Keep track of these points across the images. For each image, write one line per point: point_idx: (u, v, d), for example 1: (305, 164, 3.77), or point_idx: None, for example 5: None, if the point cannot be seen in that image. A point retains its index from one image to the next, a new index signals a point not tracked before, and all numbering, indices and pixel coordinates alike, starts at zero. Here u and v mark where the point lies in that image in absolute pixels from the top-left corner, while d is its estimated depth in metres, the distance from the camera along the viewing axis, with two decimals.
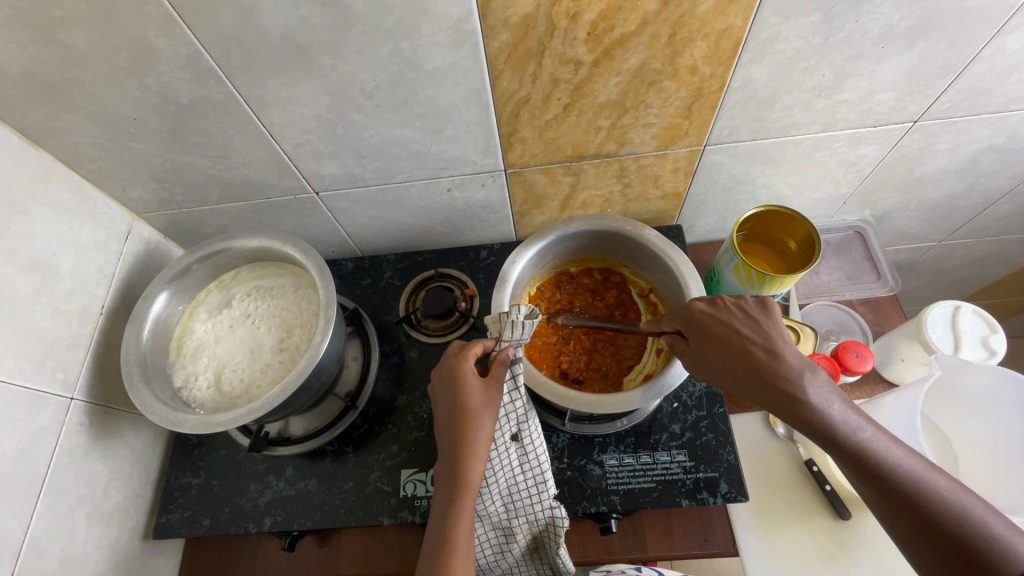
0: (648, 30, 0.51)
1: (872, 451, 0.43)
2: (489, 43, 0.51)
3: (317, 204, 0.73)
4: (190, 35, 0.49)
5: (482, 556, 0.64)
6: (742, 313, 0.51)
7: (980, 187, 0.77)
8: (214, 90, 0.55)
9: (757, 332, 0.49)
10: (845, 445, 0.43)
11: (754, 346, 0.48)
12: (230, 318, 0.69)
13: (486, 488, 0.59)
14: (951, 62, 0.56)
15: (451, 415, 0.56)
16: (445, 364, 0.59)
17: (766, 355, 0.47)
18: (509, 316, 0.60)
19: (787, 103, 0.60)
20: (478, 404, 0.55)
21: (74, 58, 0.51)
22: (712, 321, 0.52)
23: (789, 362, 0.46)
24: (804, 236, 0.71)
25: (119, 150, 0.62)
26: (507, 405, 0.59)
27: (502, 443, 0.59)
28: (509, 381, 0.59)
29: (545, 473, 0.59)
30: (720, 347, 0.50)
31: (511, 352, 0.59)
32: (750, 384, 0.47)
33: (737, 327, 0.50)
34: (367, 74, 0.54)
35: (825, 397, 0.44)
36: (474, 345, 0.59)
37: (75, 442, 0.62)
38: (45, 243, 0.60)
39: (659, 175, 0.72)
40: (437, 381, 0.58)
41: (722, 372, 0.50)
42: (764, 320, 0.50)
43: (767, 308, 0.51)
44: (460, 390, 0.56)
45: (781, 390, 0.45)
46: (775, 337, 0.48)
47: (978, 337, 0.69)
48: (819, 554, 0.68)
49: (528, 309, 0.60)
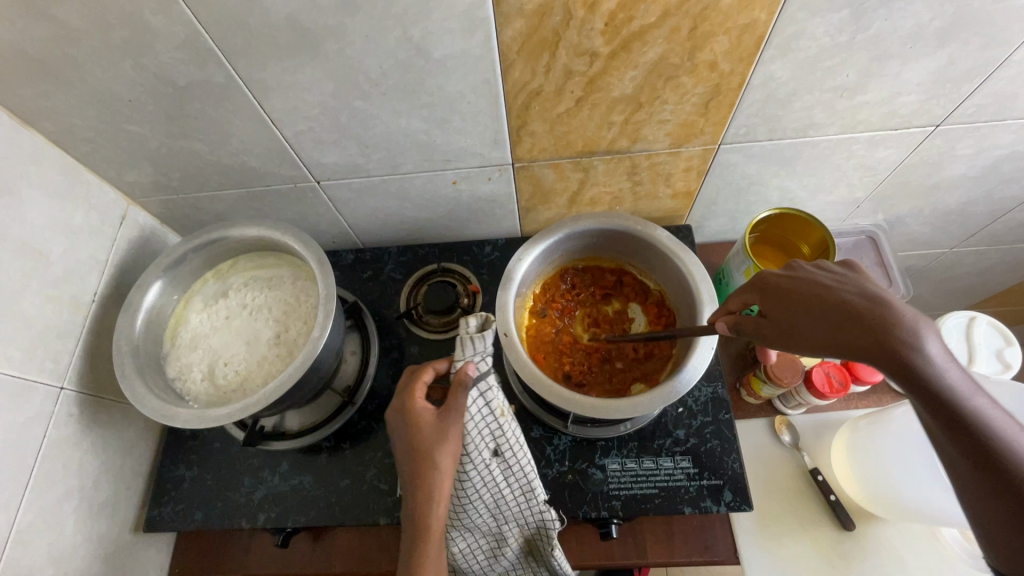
0: (668, 22, 0.49)
1: (981, 413, 0.39)
2: (502, 31, 0.49)
3: (317, 193, 0.71)
4: (188, 14, 0.47)
5: (473, 563, 0.63)
6: (824, 270, 0.50)
7: (997, 195, 0.75)
8: (213, 72, 0.53)
9: (847, 284, 0.48)
10: (952, 401, 0.39)
11: (849, 294, 0.46)
12: (226, 309, 0.68)
13: (472, 502, 0.58)
14: (980, 65, 0.54)
15: (407, 449, 0.53)
16: (402, 391, 0.56)
17: (861, 300, 0.45)
18: (461, 333, 0.57)
19: (808, 103, 0.58)
20: (431, 439, 0.52)
21: (67, 34, 0.48)
22: (794, 280, 0.50)
23: (894, 309, 0.44)
24: (818, 241, 0.69)
25: (114, 132, 0.60)
26: (476, 424, 0.55)
27: (482, 460, 0.56)
28: (476, 399, 0.55)
29: (534, 481, 0.58)
30: (809, 301, 0.48)
31: (472, 371, 0.54)
32: (844, 326, 0.45)
33: (824, 281, 0.49)
34: (373, 61, 0.52)
35: (935, 348, 0.41)
36: (423, 372, 0.56)
37: (65, 433, 0.60)
38: (35, 227, 0.58)
39: (670, 173, 0.69)
40: (394, 407, 0.56)
41: (811, 322, 0.47)
42: (855, 276, 0.49)
43: (853, 267, 0.50)
44: (411, 426, 0.53)
45: (883, 335, 0.42)
46: (871, 289, 0.47)
47: (993, 349, 0.67)
48: (822, 565, 0.68)
49: (477, 321, 0.58)
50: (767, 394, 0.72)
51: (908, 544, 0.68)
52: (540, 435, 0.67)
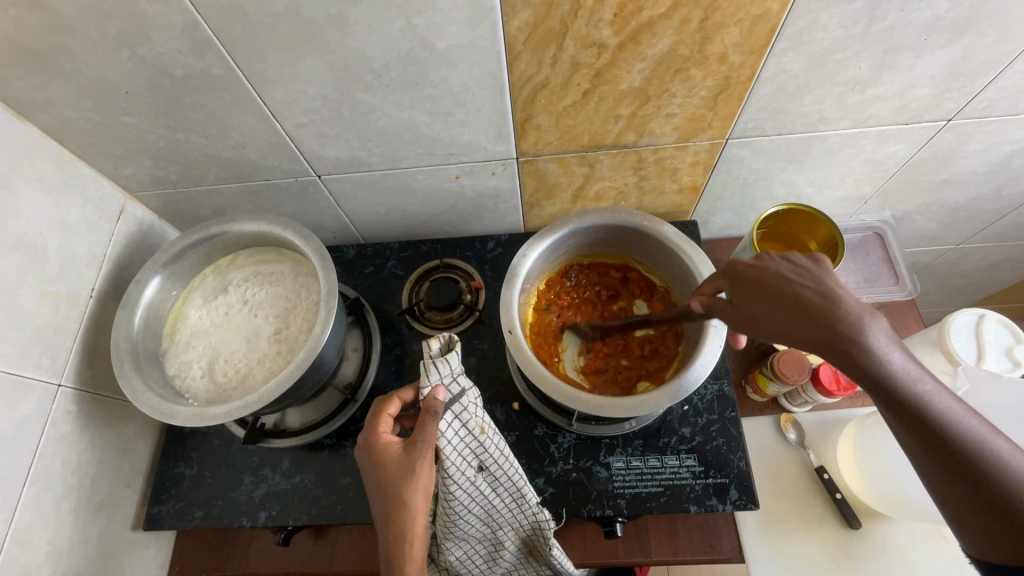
0: (678, 13, 0.48)
1: (929, 404, 0.39)
2: (509, 21, 0.48)
3: (318, 187, 0.69)
4: (186, 2, 0.46)
5: (471, 569, 0.63)
6: (790, 262, 0.49)
7: (1006, 191, 0.75)
8: (212, 63, 0.51)
9: (808, 278, 0.47)
10: (901, 394, 0.39)
11: (806, 291, 0.45)
12: (226, 305, 0.67)
13: (463, 515, 0.57)
14: (994, 58, 0.53)
15: (378, 485, 0.51)
16: (369, 425, 0.53)
17: (818, 297, 0.44)
18: (422, 357, 0.53)
19: (818, 97, 0.57)
20: (400, 473, 0.50)
21: (61, 23, 0.47)
22: (757, 270, 0.49)
23: (847, 306, 0.43)
24: (826, 237, 0.69)
25: (111, 125, 0.59)
26: (453, 447, 0.53)
27: (468, 478, 0.55)
28: (450, 421, 0.53)
29: (524, 488, 0.57)
30: (769, 296, 0.47)
31: (441, 396, 0.52)
32: (802, 326, 0.44)
33: (783, 275, 0.48)
34: (376, 52, 0.50)
35: (885, 343, 0.41)
36: (388, 404, 0.54)
37: (63, 431, 0.59)
38: (31, 222, 0.57)
39: (677, 168, 0.68)
40: (363, 441, 0.53)
41: (772, 319, 0.46)
42: (817, 270, 0.47)
43: (818, 259, 0.48)
44: (379, 462, 0.51)
45: (833, 333, 0.42)
46: (830, 283, 0.45)
47: (1003, 347, 0.66)
48: (827, 564, 0.67)
49: (439, 341, 0.54)
50: (773, 391, 0.71)
51: (915, 544, 0.67)
52: (544, 433, 0.67)
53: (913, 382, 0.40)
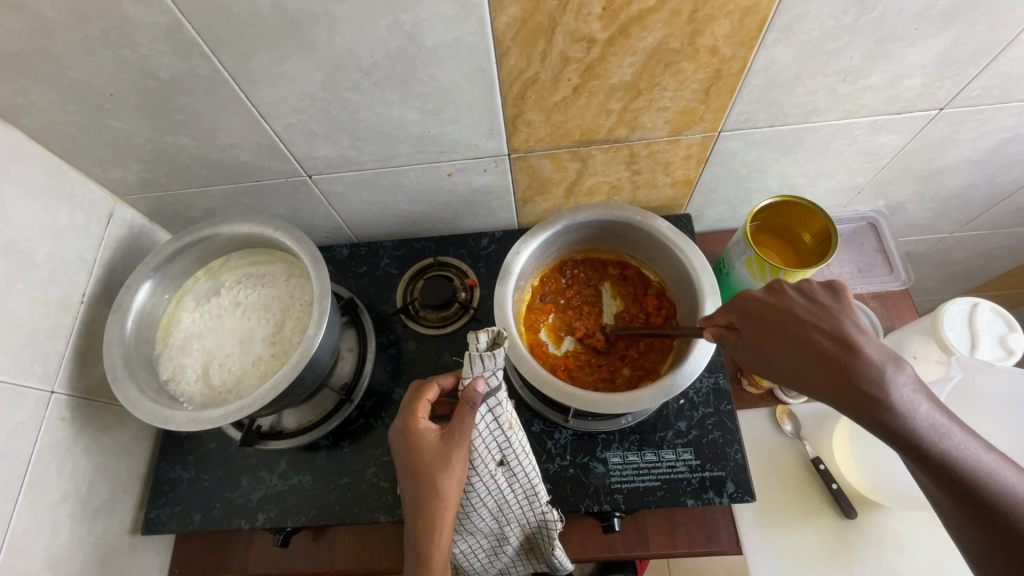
0: (668, 6, 0.47)
1: (955, 454, 0.39)
2: (497, 17, 0.47)
3: (309, 187, 0.69)
4: (169, 3, 0.45)
5: (474, 562, 0.63)
6: (808, 297, 0.49)
7: (999, 178, 0.74)
8: (198, 64, 0.51)
9: (824, 317, 0.47)
10: (921, 445, 0.40)
11: (821, 335, 0.46)
12: (219, 307, 0.66)
13: (475, 508, 0.57)
14: (985, 47, 0.53)
15: (410, 471, 0.51)
16: (406, 411, 0.54)
17: (834, 343, 0.45)
18: (469, 349, 0.52)
19: (810, 88, 0.57)
20: (435, 461, 0.51)
21: (42, 26, 0.46)
22: (771, 305, 0.50)
23: (865, 353, 0.43)
24: (821, 229, 0.68)
25: (97, 128, 0.58)
26: (482, 438, 0.54)
27: (488, 470, 0.55)
28: (485, 413, 0.54)
29: (537, 485, 0.57)
30: (779, 334, 0.48)
31: (481, 388, 0.51)
32: (812, 374, 0.45)
33: (801, 313, 0.48)
34: (363, 50, 0.50)
35: (906, 393, 0.41)
36: (427, 390, 0.55)
37: (57, 438, 0.59)
38: (19, 228, 0.56)
39: (670, 161, 0.68)
40: (398, 428, 0.54)
41: (784, 364, 0.47)
42: (838, 307, 0.47)
43: (840, 294, 0.48)
44: (415, 448, 0.52)
45: (844, 382, 0.43)
46: (844, 324, 0.46)
47: (996, 336, 0.66)
48: (823, 554, 0.68)
49: (489, 335, 0.52)
50: (769, 383, 0.71)
51: (911, 533, 0.68)
52: (541, 429, 0.67)
53: (937, 433, 0.40)
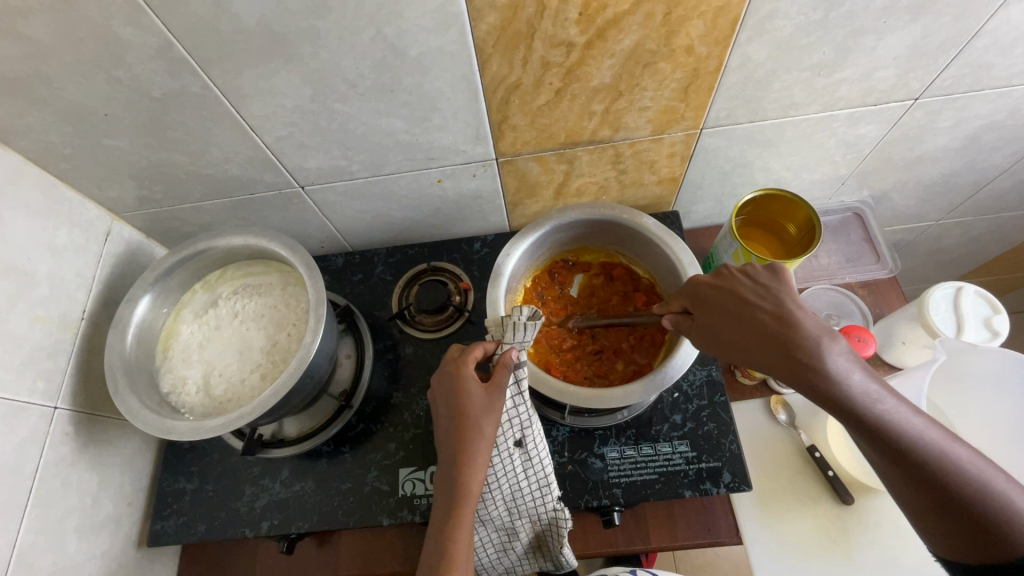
0: (642, 9, 0.49)
1: (887, 418, 0.41)
2: (477, 25, 0.49)
3: (302, 198, 0.70)
4: (159, 24, 0.46)
5: (484, 555, 0.63)
6: (750, 277, 0.50)
7: (979, 164, 0.76)
8: (188, 82, 0.52)
9: (766, 296, 0.48)
10: (860, 413, 0.41)
11: (763, 312, 0.46)
12: (217, 318, 0.68)
13: (489, 492, 0.58)
14: (955, 36, 0.54)
15: (451, 420, 0.53)
16: (445, 368, 0.56)
17: (774, 319, 0.46)
18: (511, 319, 0.57)
19: (786, 83, 0.58)
20: (478, 411, 0.53)
21: (36, 50, 0.48)
22: (718, 290, 0.51)
23: (802, 327, 0.44)
24: (804, 219, 0.69)
25: (93, 148, 0.60)
26: (509, 409, 0.57)
27: (506, 449, 0.57)
28: (511, 386, 0.57)
29: (549, 476, 0.58)
30: (727, 316, 0.49)
31: (514, 355, 0.56)
32: (755, 349, 0.46)
33: (741, 294, 0.49)
34: (350, 62, 0.51)
35: (839, 361, 0.42)
36: (474, 348, 0.56)
37: (62, 452, 0.60)
38: (19, 248, 0.57)
39: (655, 160, 0.70)
40: (436, 385, 0.56)
41: (731, 342, 0.48)
42: (777, 285, 0.48)
43: (777, 272, 0.50)
44: (460, 394, 0.53)
45: (791, 360, 0.43)
46: (786, 300, 0.47)
47: (981, 318, 0.69)
48: (821, 540, 0.70)
49: (530, 309, 0.58)
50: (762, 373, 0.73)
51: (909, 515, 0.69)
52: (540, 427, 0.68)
53: (875, 402, 0.41)
